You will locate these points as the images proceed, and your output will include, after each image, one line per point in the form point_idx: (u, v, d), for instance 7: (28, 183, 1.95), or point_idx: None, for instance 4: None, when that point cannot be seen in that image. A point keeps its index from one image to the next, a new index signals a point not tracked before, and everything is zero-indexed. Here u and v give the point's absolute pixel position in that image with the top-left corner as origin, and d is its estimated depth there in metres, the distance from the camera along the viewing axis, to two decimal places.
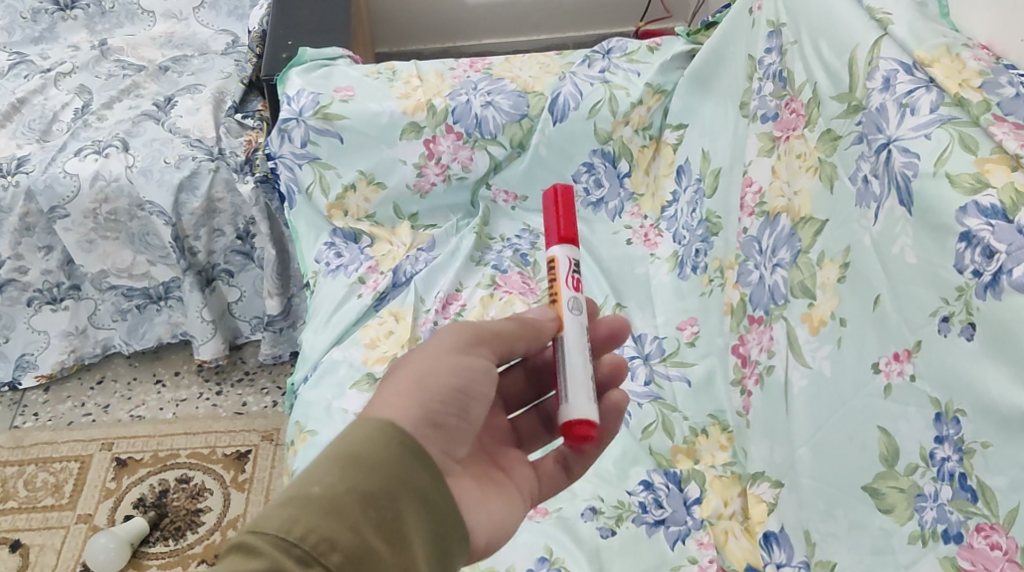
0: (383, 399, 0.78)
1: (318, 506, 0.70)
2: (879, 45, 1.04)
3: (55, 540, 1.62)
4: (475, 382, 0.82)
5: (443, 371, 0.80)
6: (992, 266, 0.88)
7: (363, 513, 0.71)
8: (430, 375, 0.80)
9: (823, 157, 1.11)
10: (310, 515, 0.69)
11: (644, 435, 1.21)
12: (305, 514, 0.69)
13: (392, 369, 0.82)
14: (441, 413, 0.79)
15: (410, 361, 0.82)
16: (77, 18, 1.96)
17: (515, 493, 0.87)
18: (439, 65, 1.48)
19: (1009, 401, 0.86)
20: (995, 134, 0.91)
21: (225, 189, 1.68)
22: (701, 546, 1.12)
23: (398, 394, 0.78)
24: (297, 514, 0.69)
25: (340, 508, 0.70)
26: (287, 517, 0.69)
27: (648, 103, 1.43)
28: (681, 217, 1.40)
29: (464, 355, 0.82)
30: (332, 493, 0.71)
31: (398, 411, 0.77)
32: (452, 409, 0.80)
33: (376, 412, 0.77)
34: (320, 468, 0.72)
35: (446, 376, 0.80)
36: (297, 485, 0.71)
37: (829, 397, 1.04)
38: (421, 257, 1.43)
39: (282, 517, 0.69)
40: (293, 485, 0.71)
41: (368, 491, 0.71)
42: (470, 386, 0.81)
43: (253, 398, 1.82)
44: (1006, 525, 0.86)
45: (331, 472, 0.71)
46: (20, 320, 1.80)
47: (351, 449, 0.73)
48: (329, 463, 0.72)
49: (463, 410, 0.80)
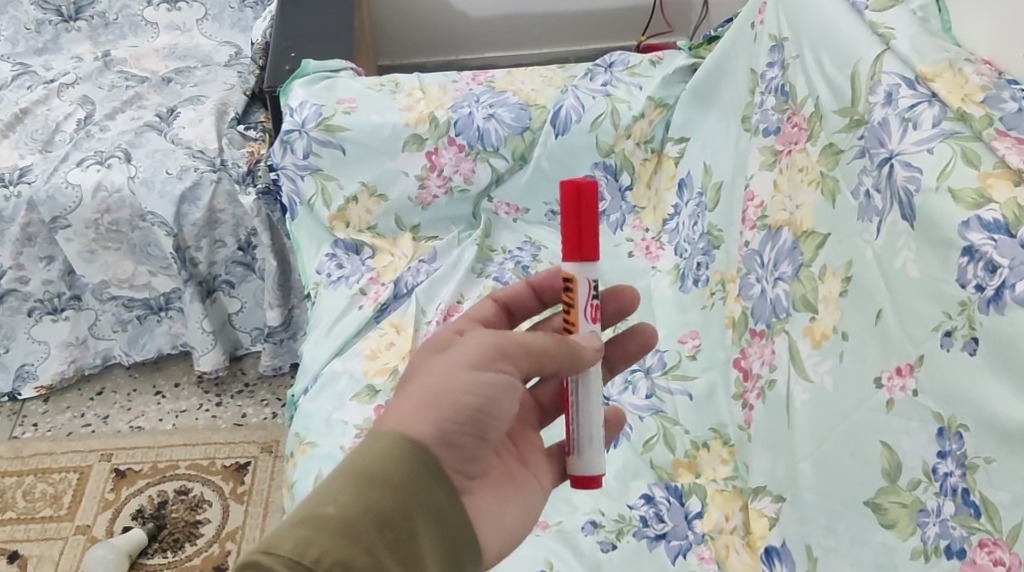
0: (397, 411, 0.75)
1: (330, 525, 0.68)
2: (880, 60, 1.05)
3: (54, 551, 1.61)
4: (495, 399, 0.76)
5: (462, 387, 0.75)
6: (995, 281, 0.87)
7: (378, 534, 0.69)
8: (447, 391, 0.75)
9: (825, 171, 1.11)
10: (324, 537, 0.67)
11: (644, 449, 1.21)
12: (318, 536, 0.67)
13: (409, 376, 0.78)
14: (456, 434, 0.75)
15: (425, 371, 0.78)
16: (81, 29, 1.97)
17: (533, 483, 0.86)
18: (440, 78, 1.50)
19: (1011, 415, 0.85)
20: (998, 149, 0.91)
21: (226, 200, 1.69)
22: (702, 561, 1.12)
23: (413, 407, 0.75)
24: (312, 535, 0.67)
25: (354, 528, 0.68)
26: (299, 538, 0.67)
27: (649, 116, 1.44)
28: (681, 230, 1.40)
29: (484, 368, 0.77)
30: (346, 512, 0.69)
31: (413, 423, 0.74)
32: (469, 429, 0.75)
33: (392, 423, 0.74)
34: (334, 484, 0.70)
35: (465, 393, 0.75)
36: (312, 502, 0.69)
37: (829, 410, 1.04)
38: (422, 269, 1.43)
39: (295, 539, 0.67)
40: (310, 501, 0.69)
41: (385, 512, 0.69)
42: (489, 403, 0.76)
43: (253, 410, 1.82)
44: (1009, 542, 0.85)
45: (348, 491, 0.70)
46: (21, 331, 1.80)
47: (366, 466, 0.71)
48: (344, 481, 0.70)
49: (482, 430, 0.76)
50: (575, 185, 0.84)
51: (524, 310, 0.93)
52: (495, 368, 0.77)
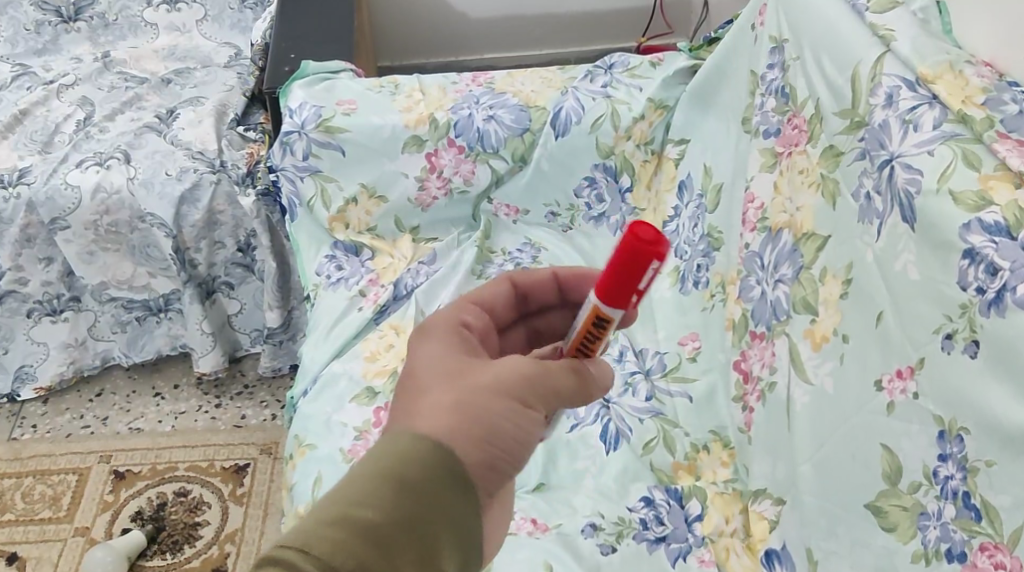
0: (431, 417, 0.69)
1: (364, 531, 0.62)
2: (881, 62, 1.04)
3: (52, 553, 1.61)
4: (527, 429, 0.72)
5: (501, 409, 0.71)
6: (997, 283, 0.87)
7: (412, 546, 0.63)
8: (486, 411, 0.70)
9: (825, 173, 1.11)
10: (359, 545, 0.61)
11: (644, 451, 1.21)
12: (353, 542, 0.61)
13: (437, 382, 0.72)
14: (495, 455, 0.69)
15: (456, 381, 0.72)
16: (81, 30, 1.97)
17: None
18: (440, 79, 1.50)
19: (1012, 419, 0.85)
20: (999, 151, 0.91)
21: (226, 202, 1.68)
22: (701, 564, 1.12)
23: (450, 417, 0.69)
24: (347, 541, 0.61)
25: (388, 538, 0.62)
26: (333, 542, 0.60)
27: (649, 118, 1.43)
28: (681, 232, 1.39)
29: (520, 396, 0.73)
30: (381, 519, 0.62)
31: (450, 433, 0.68)
32: (506, 453, 0.70)
33: (426, 428, 0.68)
34: (365, 486, 0.63)
35: (502, 417, 0.71)
36: (343, 504, 0.62)
37: (830, 413, 1.04)
38: (421, 270, 1.42)
39: (328, 543, 0.60)
40: (339, 502, 0.63)
41: (420, 524, 0.63)
42: (523, 432, 0.72)
43: (253, 411, 1.82)
44: (1010, 546, 0.85)
45: (383, 496, 0.63)
46: (20, 332, 1.80)
47: (403, 471, 0.65)
48: (374, 484, 0.64)
49: (515, 455, 0.71)
50: (659, 258, 0.72)
51: (540, 300, 0.89)
52: (525, 395, 0.73)
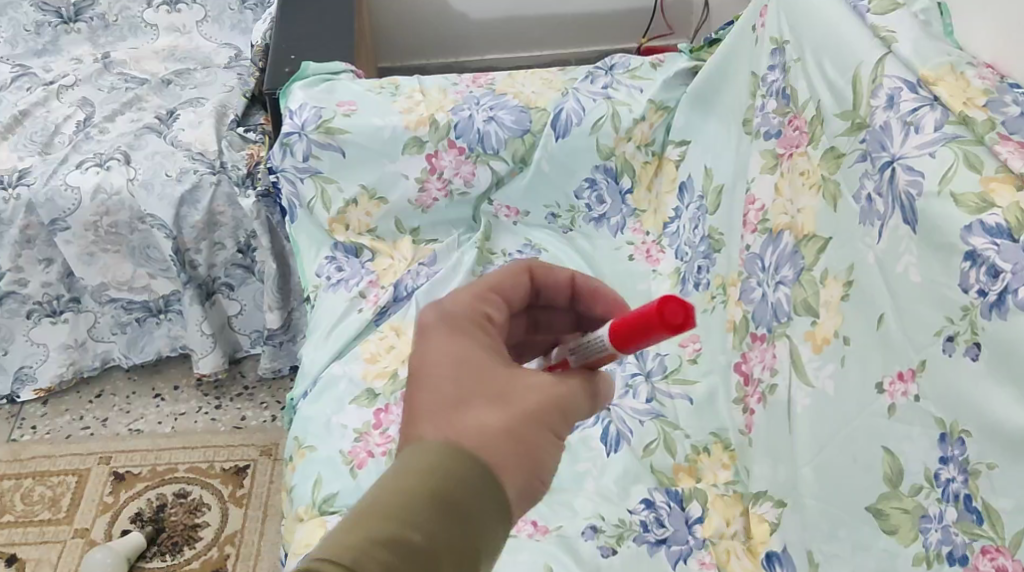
0: (478, 434, 0.67)
1: (413, 554, 0.60)
2: (882, 64, 1.04)
3: (51, 555, 1.61)
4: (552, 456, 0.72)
5: (537, 435, 0.70)
6: (998, 286, 0.86)
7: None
8: (526, 436, 0.69)
9: (826, 175, 1.11)
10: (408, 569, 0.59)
11: (645, 453, 1.21)
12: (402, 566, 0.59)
13: (477, 395, 0.70)
14: (529, 483, 0.69)
15: (495, 398, 0.71)
16: (81, 31, 1.97)
17: None
18: (440, 79, 1.49)
19: (1013, 422, 0.85)
20: (1000, 153, 0.91)
21: (225, 203, 1.68)
22: (702, 566, 1.11)
23: (495, 439, 0.67)
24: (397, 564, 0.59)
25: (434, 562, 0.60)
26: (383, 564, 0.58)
27: (650, 119, 1.43)
28: (683, 234, 1.39)
29: (552, 424, 0.72)
30: (429, 542, 0.61)
31: (496, 456, 0.66)
32: (537, 480, 0.69)
33: (474, 446, 0.66)
34: (415, 504, 0.61)
35: (536, 444, 0.70)
36: (394, 520, 0.60)
37: (831, 415, 1.04)
38: (422, 272, 1.42)
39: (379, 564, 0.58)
40: (390, 518, 0.60)
41: (464, 551, 0.62)
42: (552, 460, 0.71)
43: (253, 412, 1.81)
44: (1012, 549, 0.84)
45: (433, 518, 0.61)
46: (19, 333, 1.79)
47: (452, 492, 0.63)
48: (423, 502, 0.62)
49: (542, 482, 0.70)
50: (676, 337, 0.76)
51: (550, 297, 0.86)
52: (554, 423, 0.73)
